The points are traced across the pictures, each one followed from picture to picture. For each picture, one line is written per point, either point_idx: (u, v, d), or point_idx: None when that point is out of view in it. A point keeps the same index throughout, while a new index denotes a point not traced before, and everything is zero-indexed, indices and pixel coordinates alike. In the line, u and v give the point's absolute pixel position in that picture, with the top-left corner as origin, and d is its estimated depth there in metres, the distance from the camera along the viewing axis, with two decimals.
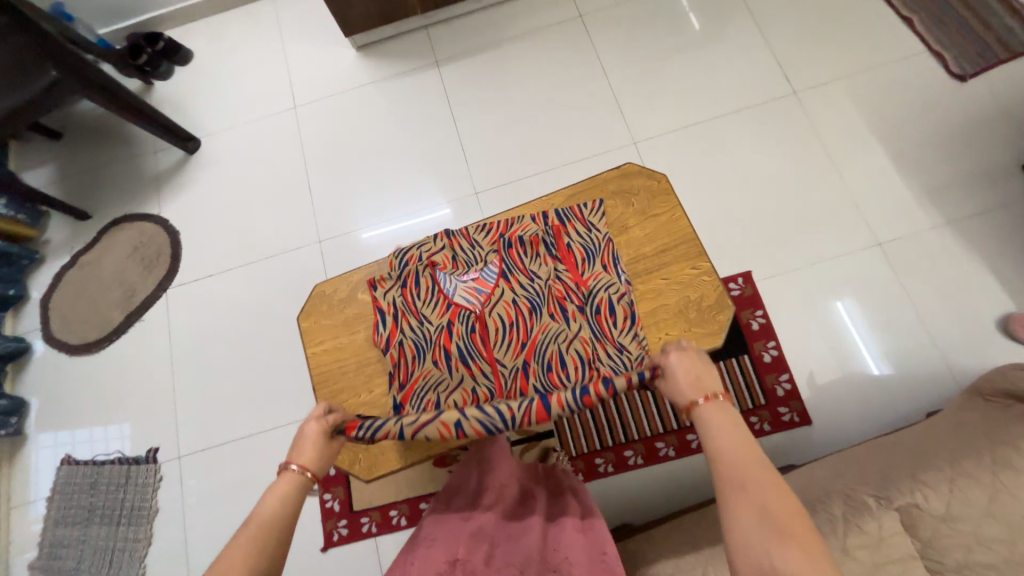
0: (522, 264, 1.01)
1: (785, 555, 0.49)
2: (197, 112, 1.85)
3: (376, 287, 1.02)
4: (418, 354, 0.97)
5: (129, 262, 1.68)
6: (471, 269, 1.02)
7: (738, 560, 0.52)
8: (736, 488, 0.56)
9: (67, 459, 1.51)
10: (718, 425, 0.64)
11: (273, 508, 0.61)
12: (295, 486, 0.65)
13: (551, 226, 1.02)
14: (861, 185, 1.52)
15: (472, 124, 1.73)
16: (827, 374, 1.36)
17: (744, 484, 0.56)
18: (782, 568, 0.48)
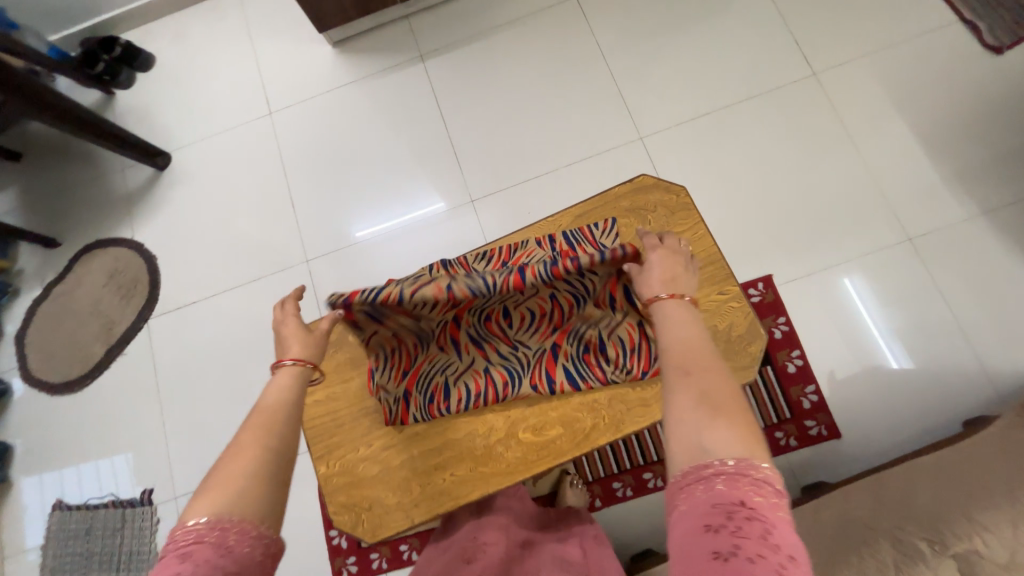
0: None
1: (717, 434, 0.46)
2: (165, 123, 1.71)
3: None
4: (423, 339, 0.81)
5: (105, 291, 1.58)
6: None
7: (672, 443, 0.48)
8: (680, 373, 0.53)
9: (58, 505, 1.44)
10: (676, 315, 0.61)
11: (275, 401, 0.61)
12: (294, 379, 0.65)
13: (559, 250, 0.87)
14: (888, 174, 1.41)
15: (465, 123, 1.59)
16: (856, 383, 1.28)
17: (689, 369, 0.53)
18: (710, 445, 0.46)
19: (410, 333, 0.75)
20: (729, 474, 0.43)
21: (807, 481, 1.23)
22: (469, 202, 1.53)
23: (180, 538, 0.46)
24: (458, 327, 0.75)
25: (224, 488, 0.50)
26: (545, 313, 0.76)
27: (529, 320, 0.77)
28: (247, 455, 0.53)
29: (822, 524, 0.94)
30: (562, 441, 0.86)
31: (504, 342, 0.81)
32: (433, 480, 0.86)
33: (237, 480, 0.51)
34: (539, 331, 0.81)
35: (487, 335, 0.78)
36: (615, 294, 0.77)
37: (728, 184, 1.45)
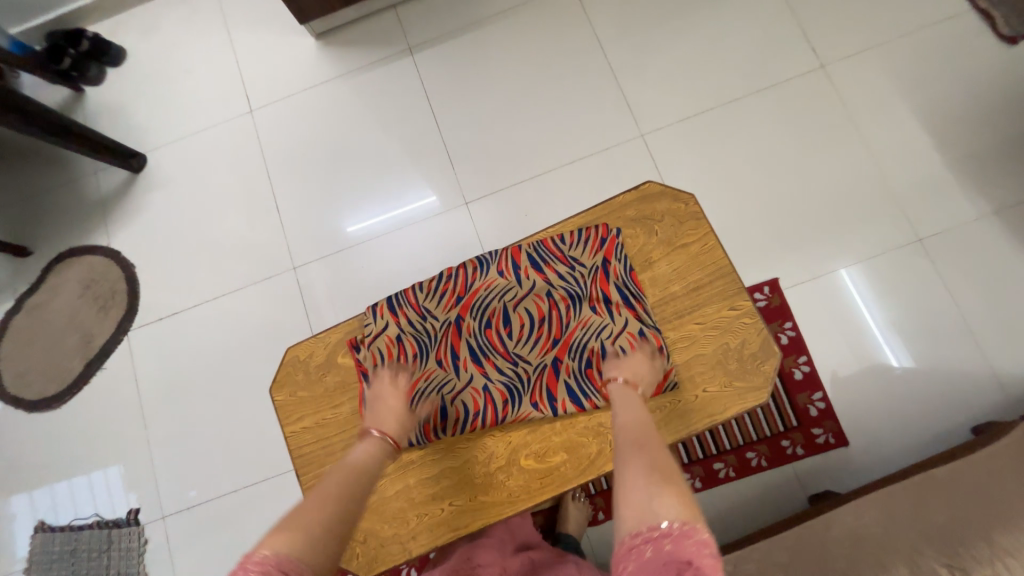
0: (532, 279, 0.87)
1: (665, 502, 0.56)
2: (139, 123, 1.61)
3: (359, 347, 0.89)
4: (420, 352, 0.87)
5: (81, 302, 1.50)
6: (464, 301, 0.88)
7: (626, 509, 0.57)
8: (634, 452, 0.65)
9: (40, 526, 1.38)
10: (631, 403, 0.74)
11: (356, 470, 0.70)
12: (376, 451, 0.75)
13: (553, 256, 0.88)
14: (898, 171, 1.36)
15: (458, 120, 1.52)
16: (865, 389, 1.25)
17: (643, 447, 0.65)
18: (660, 508, 0.55)
19: (414, 337, 0.88)
20: (675, 534, 0.51)
21: (815, 490, 1.21)
22: (463, 204, 1.46)
23: (249, 564, 0.51)
24: (460, 334, 0.87)
25: (298, 531, 0.57)
26: (539, 322, 0.86)
27: (525, 328, 0.86)
28: (323, 509, 0.61)
29: (833, 543, 0.89)
30: (568, 468, 0.81)
31: (504, 352, 0.85)
32: (431, 510, 0.82)
33: (311, 526, 0.58)
34: (536, 341, 0.85)
35: (487, 343, 0.86)
36: (605, 301, 0.85)
37: (733, 183, 1.40)
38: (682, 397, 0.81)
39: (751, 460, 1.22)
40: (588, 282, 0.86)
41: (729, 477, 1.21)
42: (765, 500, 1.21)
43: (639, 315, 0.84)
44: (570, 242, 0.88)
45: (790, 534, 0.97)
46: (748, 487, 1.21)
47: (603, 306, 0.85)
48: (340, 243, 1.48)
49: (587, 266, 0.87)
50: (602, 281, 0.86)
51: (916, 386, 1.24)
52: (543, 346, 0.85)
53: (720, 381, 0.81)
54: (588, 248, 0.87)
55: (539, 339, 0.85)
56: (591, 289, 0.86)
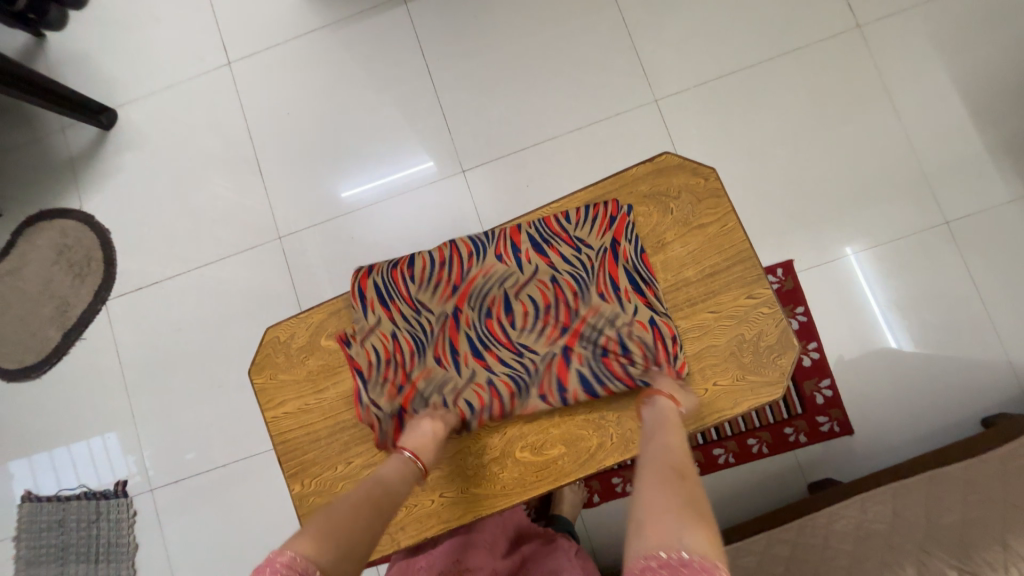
0: (537, 260, 0.80)
1: (692, 535, 0.49)
2: (107, 75, 1.48)
3: (348, 344, 0.81)
4: (417, 348, 0.80)
5: (54, 269, 1.42)
6: (461, 288, 0.81)
7: (648, 530, 0.51)
8: (670, 477, 0.59)
9: (27, 496, 1.36)
10: (676, 428, 0.68)
11: (386, 483, 0.67)
12: (406, 466, 0.71)
13: (558, 237, 0.80)
14: (930, 148, 1.26)
15: (456, 79, 1.39)
16: (875, 379, 1.20)
17: (683, 478, 0.59)
18: (685, 539, 0.49)
19: (410, 334, 0.80)
20: (696, 567, 0.45)
21: (816, 478, 1.18)
22: (460, 172, 1.36)
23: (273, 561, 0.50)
24: (459, 327, 0.80)
25: (324, 537, 0.55)
26: (545, 308, 0.79)
27: (530, 317, 0.79)
28: (350, 518, 0.59)
29: (837, 538, 0.90)
30: (565, 461, 0.77)
31: (509, 343, 0.79)
32: (419, 501, 0.78)
33: (336, 533, 0.56)
34: (543, 331, 0.78)
35: (489, 334, 0.79)
36: (618, 286, 0.78)
37: (751, 157, 1.29)
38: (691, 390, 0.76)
39: (752, 446, 1.19)
40: (595, 265, 0.79)
41: (728, 464, 1.19)
42: (765, 487, 1.18)
43: (650, 302, 0.77)
44: (575, 219, 0.81)
45: (790, 526, 0.98)
46: (748, 473, 1.19)
47: (614, 291, 0.78)
48: (328, 212, 1.39)
49: (594, 245, 0.80)
50: (610, 264, 0.79)
51: (930, 376, 1.20)
52: (552, 336, 0.78)
53: (733, 373, 0.75)
54: (597, 226, 0.80)
55: (546, 328, 0.78)
56: (599, 274, 0.79)
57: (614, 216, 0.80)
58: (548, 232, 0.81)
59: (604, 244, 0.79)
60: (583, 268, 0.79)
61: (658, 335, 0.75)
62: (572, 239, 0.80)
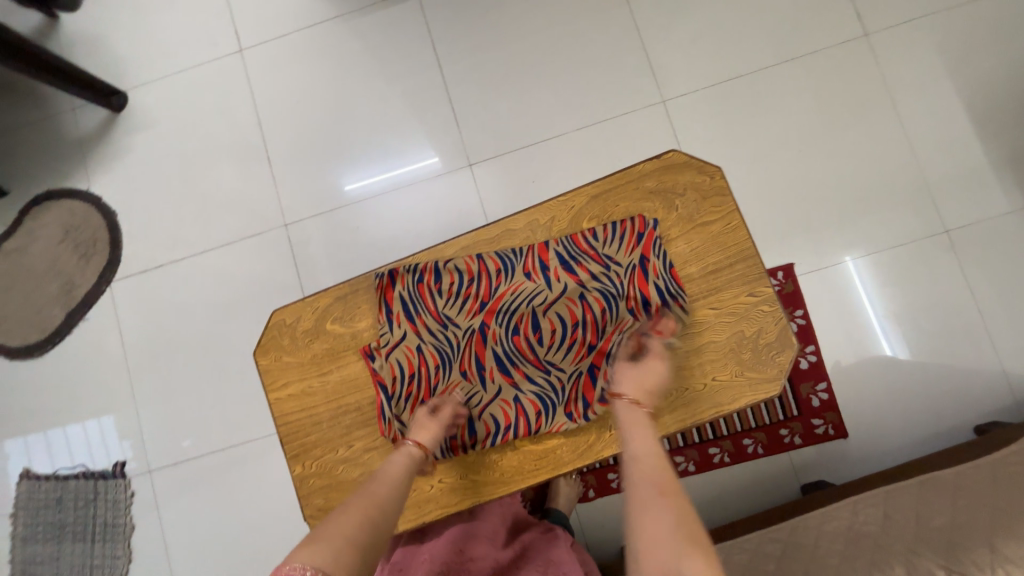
0: (565, 275, 0.80)
1: (691, 564, 0.52)
2: (119, 57, 1.49)
3: (373, 357, 0.82)
4: (443, 363, 0.81)
5: (60, 249, 1.43)
6: (489, 303, 0.81)
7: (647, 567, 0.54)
8: (654, 498, 0.61)
9: (26, 474, 1.37)
10: (649, 436, 0.69)
11: (387, 483, 0.67)
12: (408, 464, 0.71)
13: (588, 254, 0.81)
14: (933, 157, 1.27)
15: (466, 73, 1.40)
16: (871, 383, 1.21)
17: (664, 495, 0.60)
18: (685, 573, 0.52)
19: (436, 348, 0.81)
20: None
21: (809, 480, 1.19)
22: (467, 166, 1.37)
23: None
24: (485, 343, 0.80)
25: (329, 545, 0.54)
26: (573, 327, 0.79)
27: (557, 334, 0.80)
28: (352, 522, 0.59)
29: (829, 538, 0.91)
30: (564, 451, 0.78)
31: (536, 359, 0.80)
32: (419, 485, 0.79)
33: (340, 540, 0.55)
34: (570, 348, 0.79)
35: (516, 350, 0.80)
36: (646, 307, 0.78)
37: (755, 160, 1.31)
38: (689, 385, 0.76)
39: (747, 446, 1.20)
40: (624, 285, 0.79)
41: (723, 462, 1.20)
42: (758, 487, 1.19)
43: (680, 317, 0.77)
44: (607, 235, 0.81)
45: (783, 525, 0.98)
46: (742, 472, 1.20)
47: (642, 310, 0.78)
48: (335, 201, 1.40)
49: (624, 265, 0.80)
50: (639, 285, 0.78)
51: (925, 383, 1.21)
52: (580, 352, 0.79)
53: (732, 369, 0.76)
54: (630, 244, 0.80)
55: (574, 346, 0.79)
56: (628, 294, 0.78)
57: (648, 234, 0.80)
58: (582, 249, 0.81)
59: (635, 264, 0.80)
60: (612, 286, 0.79)
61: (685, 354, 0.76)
62: (604, 259, 0.80)
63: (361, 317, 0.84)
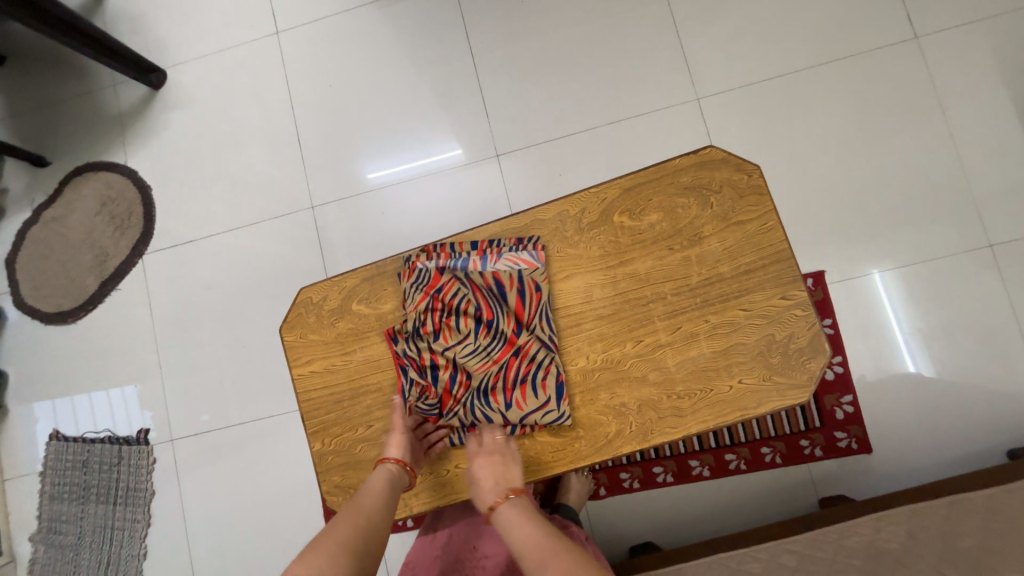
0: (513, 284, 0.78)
1: None
2: (160, 35, 1.52)
3: (396, 340, 0.80)
4: None
5: (96, 220, 1.47)
6: (475, 305, 0.77)
7: None
8: (537, 563, 0.62)
9: (55, 434, 1.42)
10: (523, 517, 0.69)
11: (374, 493, 0.71)
12: (393, 475, 0.74)
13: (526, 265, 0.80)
14: (980, 169, 1.22)
15: (498, 63, 1.39)
16: (899, 400, 1.18)
17: (546, 560, 0.62)
18: None
19: None
20: None
21: (828, 493, 1.17)
22: (495, 157, 1.37)
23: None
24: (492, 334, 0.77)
25: (324, 557, 0.60)
26: (503, 333, 0.77)
27: (493, 345, 0.76)
28: (342, 534, 0.64)
29: (847, 553, 0.89)
30: (582, 444, 0.76)
31: (496, 371, 0.76)
32: (433, 470, 0.80)
33: (333, 552, 0.61)
34: (519, 350, 0.77)
35: (504, 345, 0.77)
36: (537, 292, 0.79)
37: (790, 164, 1.27)
38: (715, 386, 0.75)
39: (765, 455, 1.17)
40: (511, 281, 0.78)
41: (739, 470, 1.18)
42: (774, 496, 1.17)
43: (706, 318, 0.76)
44: (442, 260, 0.82)
45: (800, 538, 0.96)
46: (758, 482, 1.17)
47: (537, 298, 0.79)
48: (361, 185, 1.41)
49: (483, 267, 0.80)
50: (529, 272, 0.79)
51: (956, 401, 1.16)
52: (525, 352, 0.77)
53: (759, 373, 0.74)
54: (469, 255, 0.82)
55: (521, 347, 0.77)
56: (518, 286, 0.78)
57: (480, 243, 0.82)
58: (425, 276, 0.79)
59: (494, 263, 0.80)
60: (498, 282, 0.78)
61: (709, 354, 0.75)
62: (459, 271, 0.79)
63: (386, 299, 0.84)
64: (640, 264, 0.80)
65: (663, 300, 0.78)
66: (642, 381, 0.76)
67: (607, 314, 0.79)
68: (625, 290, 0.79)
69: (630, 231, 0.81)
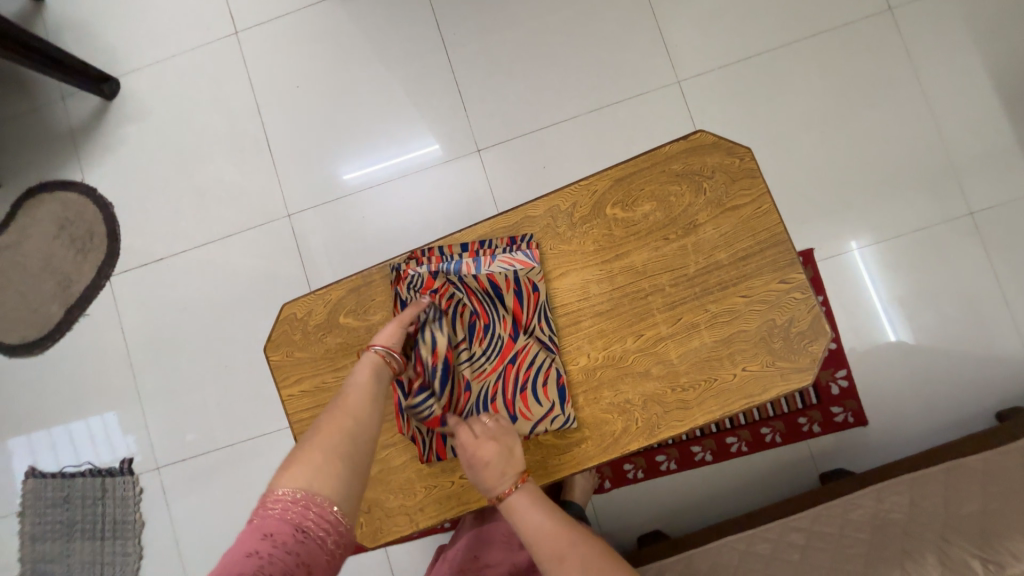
0: (512, 283, 0.76)
1: None
2: (109, 42, 1.42)
3: None
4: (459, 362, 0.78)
5: (56, 243, 1.38)
6: (471, 308, 0.72)
7: None
8: (554, 559, 0.59)
9: (32, 472, 1.35)
10: (534, 505, 0.63)
11: (359, 389, 0.62)
12: (377, 366, 0.65)
13: (522, 265, 0.77)
14: (957, 138, 1.23)
15: (472, 54, 1.34)
16: (892, 370, 1.19)
17: (561, 555, 0.59)
18: None
19: None
20: None
21: (829, 468, 1.18)
22: (476, 151, 1.33)
23: (267, 507, 0.50)
24: (489, 337, 0.73)
25: (304, 472, 0.53)
26: (500, 338, 0.74)
27: (490, 352, 0.73)
28: (326, 440, 0.57)
29: (854, 526, 0.90)
30: (589, 445, 0.74)
31: (495, 381, 0.73)
32: (439, 482, 0.77)
33: (317, 462, 0.54)
34: (517, 356, 0.74)
35: (503, 349, 0.74)
36: (534, 292, 0.77)
37: (774, 143, 1.27)
38: (718, 375, 0.73)
39: (765, 435, 1.18)
40: (507, 282, 0.76)
41: (741, 451, 1.18)
42: (777, 475, 1.18)
43: (706, 305, 0.75)
44: (434, 265, 0.78)
45: (805, 513, 0.96)
46: (761, 461, 1.18)
47: (534, 298, 0.77)
48: (338, 189, 1.35)
49: (477, 270, 0.77)
50: (524, 273, 0.77)
51: (946, 367, 1.19)
52: (525, 356, 0.74)
53: (762, 359, 0.73)
54: (460, 258, 0.78)
55: (519, 352, 0.74)
56: (515, 288, 0.76)
57: (471, 245, 0.79)
58: (418, 281, 0.75)
59: (488, 265, 0.77)
60: (494, 284, 0.75)
61: (712, 343, 0.74)
62: (453, 275, 0.76)
63: (375, 310, 0.80)
64: (637, 256, 0.78)
65: (661, 292, 0.76)
66: (646, 376, 0.74)
67: (605, 310, 0.77)
68: (622, 283, 0.77)
69: (624, 223, 0.79)
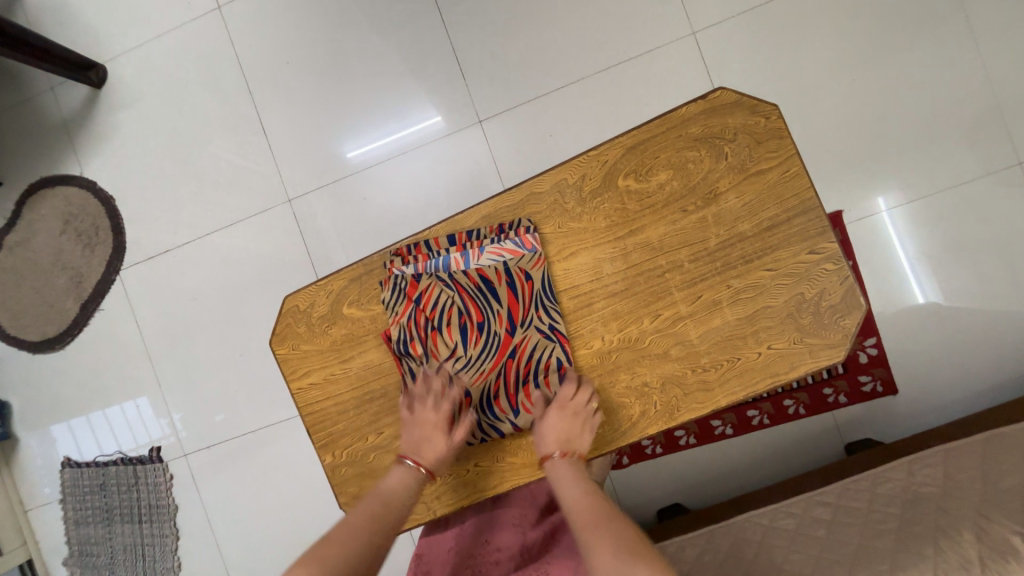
0: (506, 274, 0.73)
1: None
2: (91, 26, 1.37)
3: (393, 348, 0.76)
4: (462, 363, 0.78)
5: (63, 239, 1.38)
6: (459, 310, 0.72)
7: None
8: (590, 523, 0.61)
9: (68, 462, 1.40)
10: (579, 476, 0.67)
11: (384, 506, 0.66)
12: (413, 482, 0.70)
13: (513, 254, 0.73)
14: (1007, 78, 1.11)
15: (468, 15, 1.25)
16: (927, 336, 1.13)
17: (597, 521, 0.61)
18: None
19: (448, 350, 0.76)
20: None
21: (855, 437, 1.15)
22: (477, 123, 1.26)
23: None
24: (483, 333, 0.72)
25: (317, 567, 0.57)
26: (497, 334, 0.72)
27: (487, 351, 0.72)
28: (347, 544, 0.61)
29: (883, 501, 0.87)
30: (605, 428, 0.72)
31: (496, 380, 0.72)
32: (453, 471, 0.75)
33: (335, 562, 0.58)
34: (516, 350, 0.72)
35: (499, 345, 0.72)
36: (527, 281, 0.73)
37: (799, 95, 1.16)
38: (742, 355, 0.69)
39: (788, 407, 1.14)
40: (497, 275, 0.73)
41: (762, 424, 1.15)
42: (800, 447, 1.15)
43: (729, 280, 0.70)
44: (421, 263, 0.76)
45: (831, 487, 0.94)
46: (783, 433, 1.15)
47: (528, 288, 0.73)
48: (339, 169, 1.31)
49: (466, 265, 0.74)
50: (511, 262, 0.73)
51: (986, 331, 1.12)
52: (523, 350, 0.72)
53: (790, 336, 0.69)
54: (447, 253, 0.75)
55: (518, 346, 0.72)
56: (507, 279, 0.73)
57: (458, 237, 0.76)
58: (402, 285, 0.74)
59: (476, 259, 0.74)
60: (484, 279, 0.73)
61: (737, 320, 0.70)
62: (441, 272, 0.74)
63: (377, 298, 0.78)
64: (652, 231, 0.72)
65: (679, 269, 0.71)
66: (664, 358, 0.71)
67: (620, 290, 0.73)
68: (637, 261, 0.72)
69: (637, 195, 0.73)
